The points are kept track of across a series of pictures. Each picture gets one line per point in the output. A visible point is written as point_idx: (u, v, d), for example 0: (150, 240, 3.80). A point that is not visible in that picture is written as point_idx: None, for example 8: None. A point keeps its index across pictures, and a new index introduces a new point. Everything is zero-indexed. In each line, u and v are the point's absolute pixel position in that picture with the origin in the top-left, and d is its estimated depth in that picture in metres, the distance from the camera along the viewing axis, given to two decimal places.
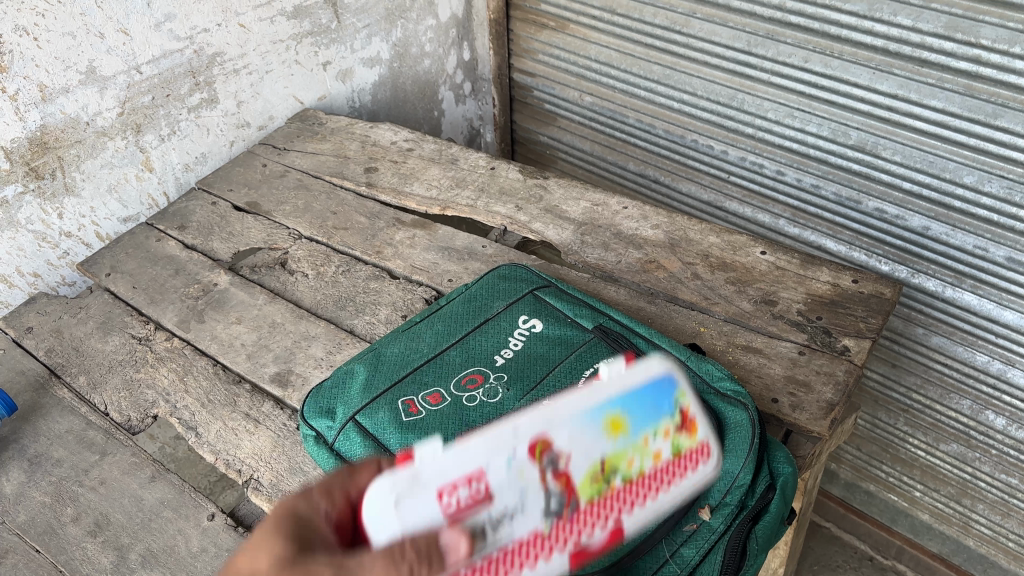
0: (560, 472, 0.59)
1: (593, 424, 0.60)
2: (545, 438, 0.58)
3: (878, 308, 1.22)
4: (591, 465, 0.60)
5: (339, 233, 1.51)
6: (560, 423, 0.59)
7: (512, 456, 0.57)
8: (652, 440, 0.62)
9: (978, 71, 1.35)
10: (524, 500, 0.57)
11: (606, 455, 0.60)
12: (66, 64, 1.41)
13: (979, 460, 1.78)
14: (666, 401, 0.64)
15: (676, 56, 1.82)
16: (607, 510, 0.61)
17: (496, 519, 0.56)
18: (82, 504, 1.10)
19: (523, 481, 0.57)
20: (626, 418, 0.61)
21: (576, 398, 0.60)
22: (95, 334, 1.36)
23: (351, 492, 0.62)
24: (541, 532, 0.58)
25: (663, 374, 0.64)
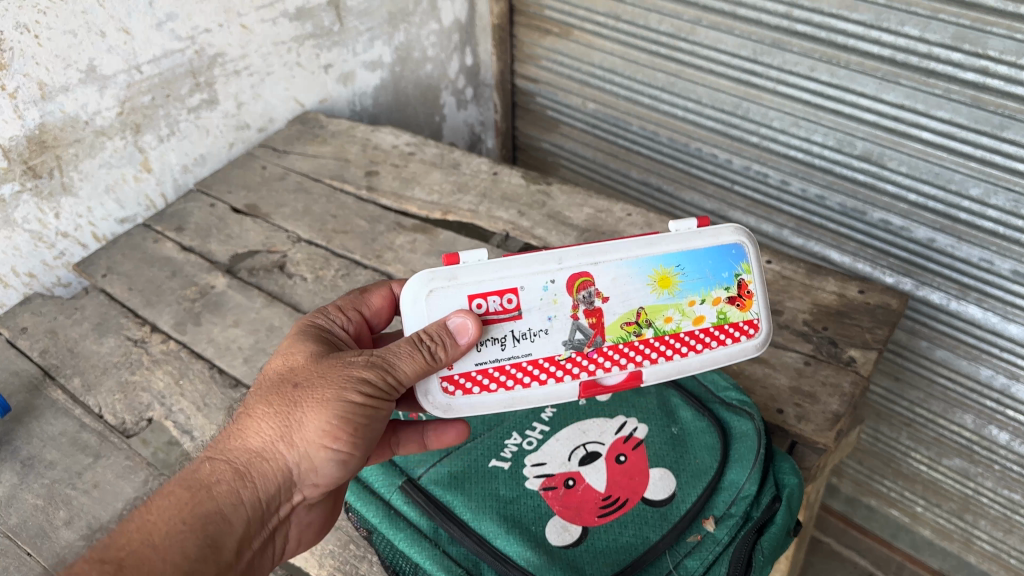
0: (593, 309, 0.81)
1: (642, 277, 0.81)
2: (590, 278, 0.80)
3: (885, 320, 1.21)
4: (628, 311, 0.81)
5: (339, 236, 1.50)
6: (606, 268, 0.80)
7: (555, 283, 0.80)
8: (696, 302, 0.83)
9: (985, 83, 1.34)
10: (550, 318, 0.81)
11: (646, 303, 0.81)
12: (66, 62, 1.39)
13: (982, 475, 1.76)
14: (726, 269, 0.83)
15: (680, 63, 1.81)
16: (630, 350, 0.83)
17: (522, 328, 0.81)
18: (75, 507, 1.08)
19: (555, 306, 0.81)
20: (675, 278, 0.81)
21: (633, 251, 0.80)
22: (90, 336, 1.34)
23: (361, 308, 0.93)
24: (557, 356, 0.82)
25: (732, 245, 0.83)
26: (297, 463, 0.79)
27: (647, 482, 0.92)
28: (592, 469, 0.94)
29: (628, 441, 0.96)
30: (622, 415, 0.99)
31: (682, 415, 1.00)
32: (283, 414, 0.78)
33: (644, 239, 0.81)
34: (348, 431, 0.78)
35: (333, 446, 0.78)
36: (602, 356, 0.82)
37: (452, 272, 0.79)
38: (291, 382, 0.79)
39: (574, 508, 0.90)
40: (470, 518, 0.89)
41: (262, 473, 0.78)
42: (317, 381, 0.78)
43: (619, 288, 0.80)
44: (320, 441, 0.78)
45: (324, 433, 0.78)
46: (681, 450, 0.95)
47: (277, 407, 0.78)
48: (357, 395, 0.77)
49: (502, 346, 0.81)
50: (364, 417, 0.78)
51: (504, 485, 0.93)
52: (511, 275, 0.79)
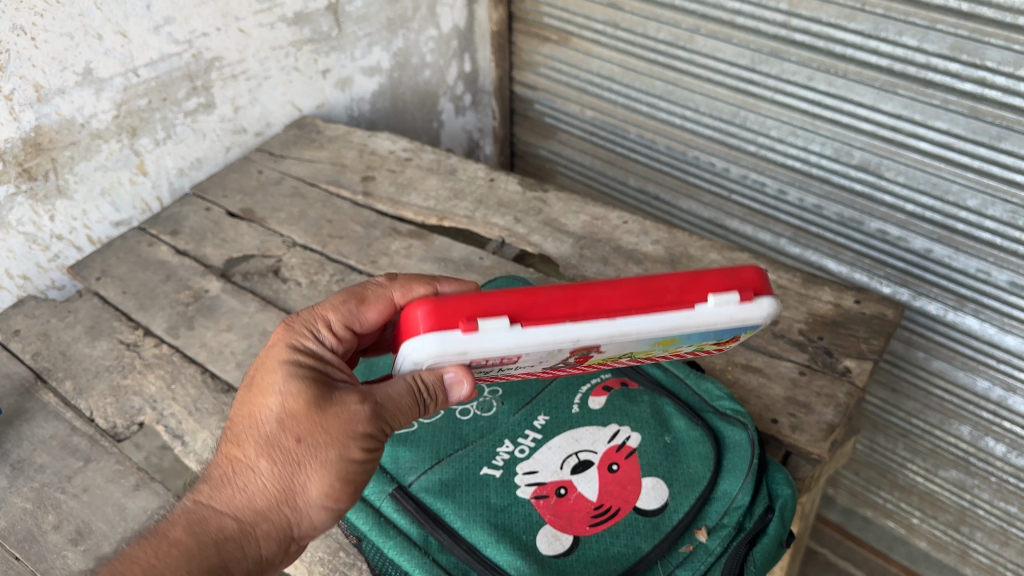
0: (586, 354, 0.79)
1: (649, 342, 0.77)
2: (598, 346, 0.75)
3: (880, 330, 1.20)
4: (616, 351, 0.80)
5: (334, 241, 1.49)
6: (618, 343, 0.74)
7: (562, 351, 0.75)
8: (688, 346, 0.82)
9: (983, 94, 1.33)
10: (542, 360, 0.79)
11: (639, 349, 0.80)
12: (63, 64, 1.39)
13: (978, 487, 1.75)
14: (735, 330, 0.81)
15: (678, 71, 1.81)
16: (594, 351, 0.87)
17: (509, 364, 0.79)
18: (64, 511, 1.07)
19: (549, 355, 0.77)
20: (680, 341, 0.78)
21: (656, 333, 0.74)
22: (82, 339, 1.33)
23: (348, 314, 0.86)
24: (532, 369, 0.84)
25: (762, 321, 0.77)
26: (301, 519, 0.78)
27: (639, 491, 0.91)
28: (583, 477, 0.93)
29: (620, 450, 0.95)
30: (615, 423, 0.98)
31: (675, 424, 0.99)
32: (287, 474, 0.76)
33: (674, 324, 0.73)
34: (351, 486, 0.78)
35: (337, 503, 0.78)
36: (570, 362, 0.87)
37: (464, 346, 0.70)
38: (291, 437, 0.76)
39: (566, 517, 0.89)
40: (460, 526, 0.89)
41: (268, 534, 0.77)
42: (321, 440, 0.76)
43: (619, 348, 0.77)
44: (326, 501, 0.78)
45: (330, 495, 0.77)
46: (673, 460, 0.94)
47: (283, 470, 0.76)
48: (363, 453, 0.77)
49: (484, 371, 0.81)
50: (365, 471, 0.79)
51: (495, 493, 0.92)
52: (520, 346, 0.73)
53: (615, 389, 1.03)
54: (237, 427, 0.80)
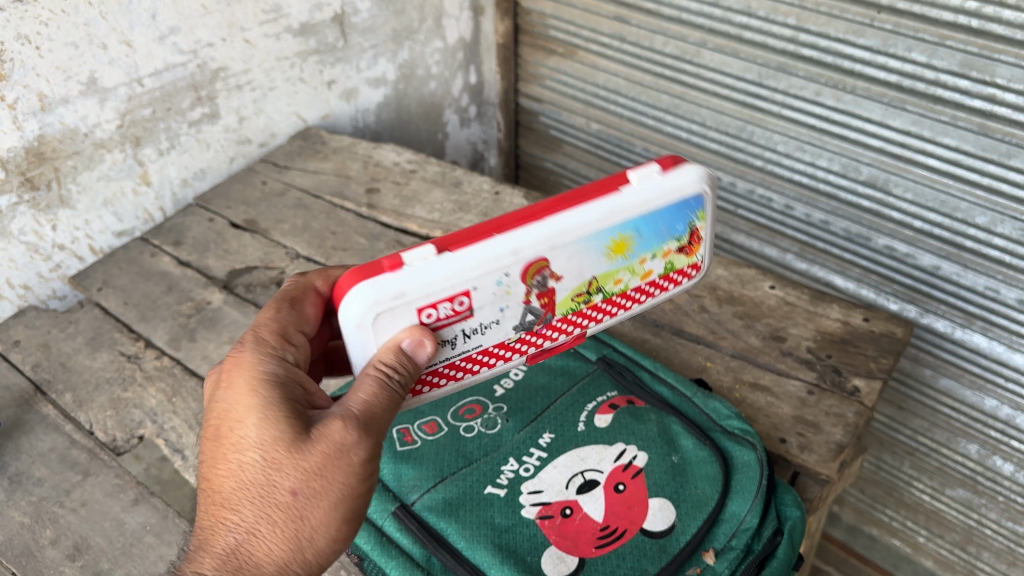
0: (544, 292, 0.79)
1: (596, 249, 0.78)
2: (547, 263, 0.76)
3: (889, 348, 1.19)
4: (580, 283, 0.80)
5: (337, 253, 1.48)
6: (563, 251, 0.76)
7: (510, 277, 0.76)
8: (646, 260, 0.83)
9: (992, 111, 1.32)
10: (502, 311, 0.78)
11: (599, 273, 0.80)
12: (67, 73, 1.38)
13: (985, 506, 1.73)
14: (680, 223, 0.83)
15: (685, 85, 1.80)
16: (576, 318, 0.84)
17: (472, 326, 0.78)
18: (62, 526, 1.06)
19: (508, 297, 0.77)
20: (633, 241, 0.80)
21: (595, 224, 0.77)
22: (83, 350, 1.32)
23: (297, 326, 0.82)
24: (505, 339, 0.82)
25: (694, 194, 0.82)
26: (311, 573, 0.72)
27: (646, 512, 0.90)
28: (590, 497, 0.91)
29: (627, 469, 0.94)
30: (621, 442, 0.97)
31: (683, 443, 0.97)
32: (291, 531, 0.70)
33: (606, 210, 0.77)
34: (358, 513, 0.73)
35: (344, 537, 0.73)
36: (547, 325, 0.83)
37: (398, 286, 0.72)
38: (289, 487, 0.70)
39: (572, 538, 0.88)
40: (464, 547, 0.87)
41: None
42: (318, 485, 0.70)
43: (574, 267, 0.78)
44: (337, 542, 0.72)
45: (339, 533, 0.72)
46: (681, 480, 0.93)
47: (281, 529, 0.70)
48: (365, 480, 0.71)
49: (453, 345, 0.79)
50: (368, 490, 0.74)
51: (499, 513, 0.90)
52: (464, 280, 0.73)
53: (622, 407, 1.02)
54: (218, 486, 0.72)
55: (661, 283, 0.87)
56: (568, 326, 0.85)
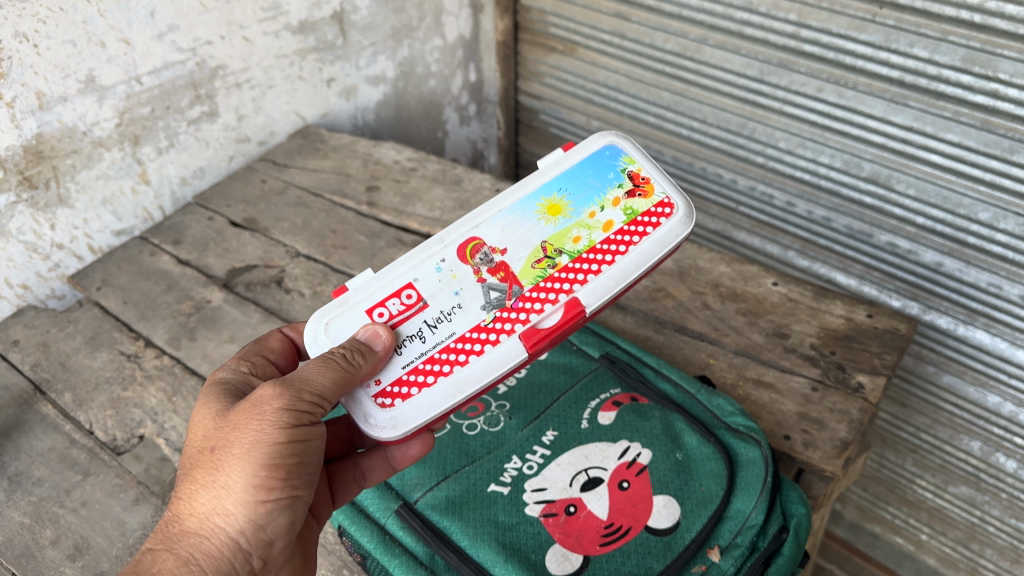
0: (495, 266, 0.88)
1: (521, 218, 0.91)
2: (480, 242, 0.90)
3: (893, 345, 1.18)
4: (531, 249, 0.89)
5: (338, 252, 1.48)
6: (490, 227, 0.91)
7: (447, 262, 0.89)
8: (594, 215, 0.91)
9: (995, 106, 1.32)
10: (459, 294, 0.87)
11: (546, 236, 0.90)
12: (65, 71, 1.38)
13: (988, 504, 1.73)
14: (609, 174, 0.94)
15: (685, 82, 1.79)
16: (550, 282, 0.87)
17: (433, 316, 0.86)
18: (62, 526, 1.05)
19: (455, 279, 0.88)
20: (559, 204, 0.92)
21: (509, 202, 0.92)
22: (82, 350, 1.32)
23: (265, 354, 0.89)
24: (483, 321, 0.86)
25: (604, 152, 0.96)
26: (238, 531, 0.72)
27: (650, 509, 0.89)
28: (594, 495, 0.90)
29: (631, 467, 0.93)
30: (625, 439, 0.96)
31: (686, 440, 0.97)
32: (209, 484, 0.72)
33: (518, 188, 0.93)
34: (284, 470, 0.74)
35: (271, 494, 0.73)
36: (523, 295, 0.86)
37: (340, 299, 0.87)
38: (215, 443, 0.73)
39: (576, 536, 0.87)
40: (468, 545, 0.87)
41: (201, 549, 0.71)
42: (232, 435, 0.73)
43: (509, 237, 0.90)
44: (258, 495, 0.72)
45: (257, 484, 0.72)
46: (686, 477, 0.92)
47: (203, 482, 0.73)
48: (280, 430, 0.73)
49: (423, 339, 0.85)
50: (299, 449, 0.74)
51: (503, 511, 0.90)
52: (399, 276, 0.88)
53: (625, 404, 1.01)
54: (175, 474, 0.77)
55: (632, 230, 0.90)
56: (546, 291, 0.86)
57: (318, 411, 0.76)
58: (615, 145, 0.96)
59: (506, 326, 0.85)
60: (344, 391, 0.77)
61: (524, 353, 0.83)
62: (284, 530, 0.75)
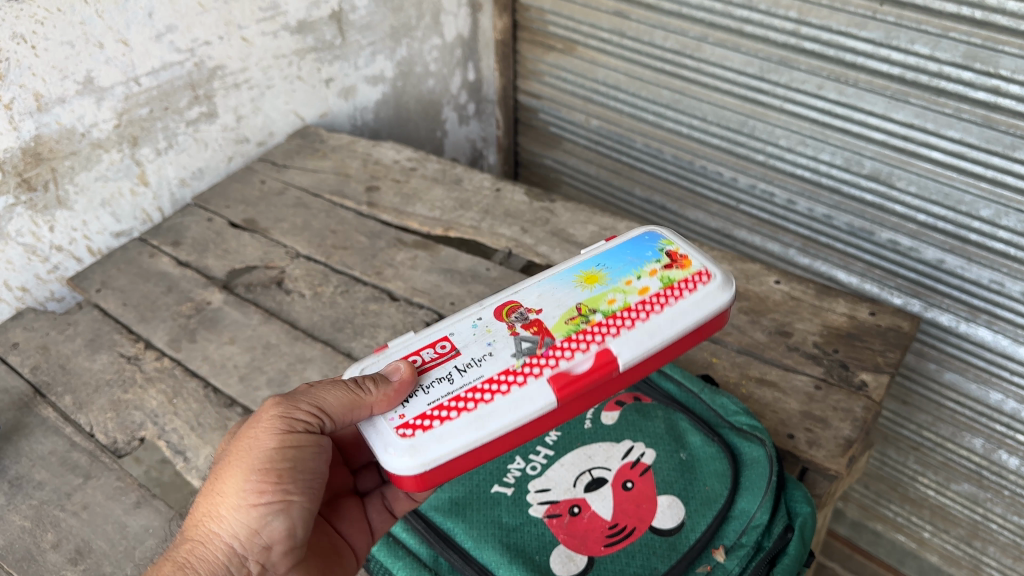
0: (529, 321, 0.84)
1: (560, 284, 0.88)
2: (517, 303, 0.87)
3: (897, 342, 1.18)
4: (567, 308, 0.85)
5: (338, 252, 1.47)
6: (529, 292, 0.88)
7: (483, 320, 0.86)
8: (633, 280, 0.87)
9: (996, 102, 1.31)
10: (492, 346, 0.82)
11: (582, 298, 0.85)
12: (63, 73, 1.37)
13: (991, 501, 1.73)
14: (649, 252, 0.91)
15: (685, 80, 1.79)
16: (583, 333, 0.82)
17: (463, 362, 0.81)
18: (63, 529, 1.04)
19: (489, 334, 0.84)
20: (599, 273, 0.89)
21: (551, 273, 0.91)
22: (82, 352, 1.31)
23: None
24: (511, 367, 0.80)
25: (645, 238, 0.94)
26: (232, 535, 0.75)
27: (655, 509, 0.88)
28: (597, 495, 0.90)
29: (635, 467, 0.93)
30: (629, 439, 0.96)
31: (690, 440, 0.96)
32: (212, 492, 0.77)
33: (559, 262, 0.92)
34: (273, 475, 0.75)
35: (260, 498, 0.75)
36: (557, 342, 0.81)
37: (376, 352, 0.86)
38: (223, 456, 0.79)
39: (580, 536, 0.86)
40: (471, 546, 0.86)
41: (200, 552, 0.76)
42: (233, 446, 0.78)
43: (546, 299, 0.86)
44: (247, 499, 0.75)
45: (245, 489, 0.75)
46: (690, 477, 0.92)
47: (209, 489, 0.78)
48: (271, 439, 0.76)
49: (450, 381, 0.79)
50: (292, 455, 0.76)
51: (507, 512, 0.89)
52: (438, 330, 0.85)
53: (629, 404, 1.01)
54: None
55: (669, 293, 0.85)
56: (579, 340, 0.81)
57: (317, 423, 0.77)
58: (659, 234, 0.94)
59: (536, 370, 0.79)
60: (352, 414, 0.76)
61: (553, 401, 0.78)
62: (282, 536, 0.77)
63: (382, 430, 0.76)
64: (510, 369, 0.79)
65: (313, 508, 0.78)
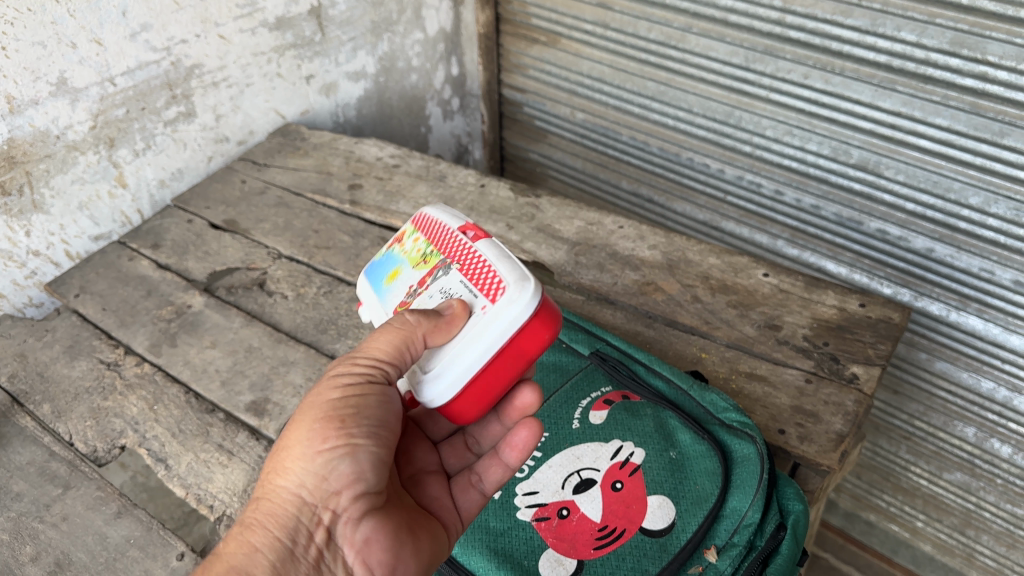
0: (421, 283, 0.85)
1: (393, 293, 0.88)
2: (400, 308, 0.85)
3: (887, 334, 1.17)
4: (418, 269, 0.87)
5: (321, 252, 1.45)
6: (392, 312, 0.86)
7: None
8: (409, 245, 0.91)
9: (985, 89, 1.30)
10: (436, 294, 0.81)
11: (414, 264, 0.88)
12: (36, 74, 1.34)
13: (984, 489, 1.72)
14: (380, 262, 0.93)
15: (671, 71, 1.77)
16: (444, 246, 0.86)
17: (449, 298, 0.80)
18: (42, 542, 1.02)
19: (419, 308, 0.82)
20: (397, 270, 0.90)
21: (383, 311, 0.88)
22: (61, 359, 1.28)
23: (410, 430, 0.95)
24: (470, 260, 0.81)
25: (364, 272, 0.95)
26: (301, 483, 0.72)
27: (645, 510, 0.86)
28: (586, 497, 0.88)
29: (624, 466, 0.90)
30: (617, 439, 0.94)
31: (680, 438, 0.94)
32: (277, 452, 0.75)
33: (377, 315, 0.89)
34: (336, 419, 0.73)
35: (324, 442, 0.72)
36: (447, 257, 0.84)
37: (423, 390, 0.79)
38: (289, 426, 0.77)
39: (569, 540, 0.85)
40: (458, 553, 0.86)
41: (270, 512, 0.72)
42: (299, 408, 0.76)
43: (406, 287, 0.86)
44: (311, 445, 0.72)
45: (308, 434, 0.72)
46: (680, 476, 0.90)
47: (271, 456, 0.75)
48: (335, 389, 0.75)
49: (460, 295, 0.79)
50: (354, 401, 0.74)
51: (494, 516, 0.89)
52: None
53: (616, 403, 0.99)
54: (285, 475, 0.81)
55: (423, 225, 0.91)
56: (452, 242, 0.85)
57: (380, 371, 0.75)
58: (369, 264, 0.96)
59: (472, 259, 0.81)
60: (407, 351, 0.75)
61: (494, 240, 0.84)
62: (352, 483, 0.72)
63: (490, 328, 0.74)
64: (463, 271, 0.81)
65: (383, 456, 0.74)
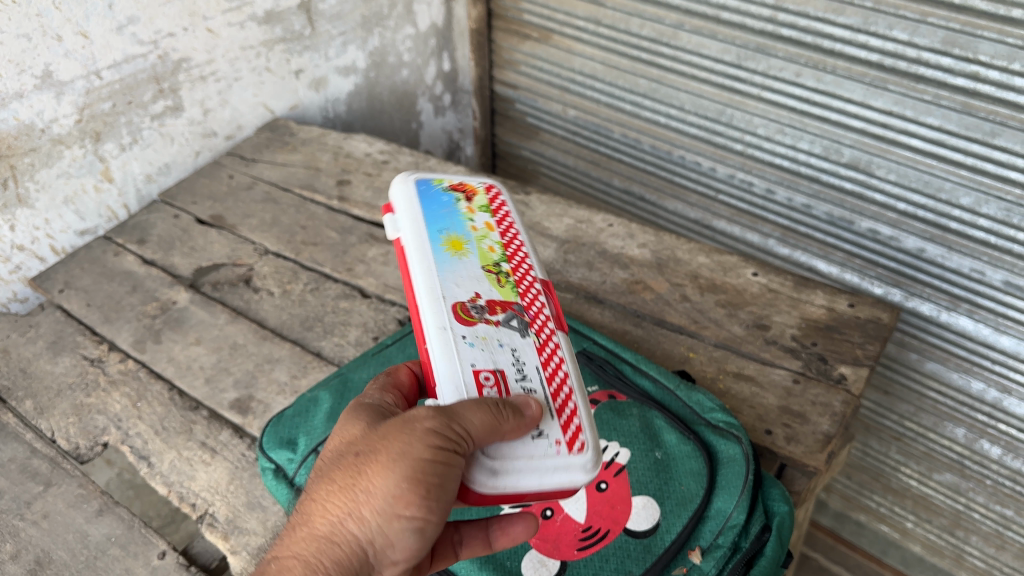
0: (489, 303, 0.71)
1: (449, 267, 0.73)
2: (458, 304, 0.69)
3: (876, 335, 1.16)
4: (488, 279, 0.73)
5: (308, 249, 1.44)
6: (447, 291, 0.70)
7: (465, 333, 0.67)
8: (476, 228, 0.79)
9: (976, 89, 1.29)
10: (508, 345, 0.68)
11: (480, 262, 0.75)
12: (20, 67, 1.33)
13: (973, 490, 1.72)
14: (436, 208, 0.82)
15: (662, 69, 1.76)
16: (521, 282, 0.74)
17: (516, 362, 0.66)
18: (22, 540, 1.01)
19: (484, 339, 0.67)
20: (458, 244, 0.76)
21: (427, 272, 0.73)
22: (44, 355, 1.27)
23: None
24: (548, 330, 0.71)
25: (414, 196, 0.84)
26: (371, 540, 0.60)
27: (630, 511, 0.86)
28: (571, 498, 0.87)
29: (609, 467, 0.90)
30: (603, 438, 0.93)
31: (666, 438, 0.94)
32: (348, 488, 0.60)
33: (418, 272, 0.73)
34: (424, 490, 0.58)
35: (407, 513, 0.58)
36: (526, 306, 0.72)
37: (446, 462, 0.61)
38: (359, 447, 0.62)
39: (553, 540, 0.84)
40: None
41: (330, 560, 0.60)
42: (380, 442, 0.61)
43: (470, 282, 0.72)
44: (392, 511, 0.59)
45: (392, 498, 0.58)
46: (664, 477, 0.89)
47: (339, 489, 0.61)
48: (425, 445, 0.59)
49: (524, 373, 0.66)
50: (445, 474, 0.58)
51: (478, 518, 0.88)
52: (443, 334, 0.66)
53: (603, 402, 0.98)
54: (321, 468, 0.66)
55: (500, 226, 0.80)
56: (537, 296, 0.73)
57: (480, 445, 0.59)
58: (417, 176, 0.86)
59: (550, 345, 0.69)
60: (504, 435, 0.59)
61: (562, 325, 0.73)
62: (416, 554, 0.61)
63: (559, 478, 0.61)
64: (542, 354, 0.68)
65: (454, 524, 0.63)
